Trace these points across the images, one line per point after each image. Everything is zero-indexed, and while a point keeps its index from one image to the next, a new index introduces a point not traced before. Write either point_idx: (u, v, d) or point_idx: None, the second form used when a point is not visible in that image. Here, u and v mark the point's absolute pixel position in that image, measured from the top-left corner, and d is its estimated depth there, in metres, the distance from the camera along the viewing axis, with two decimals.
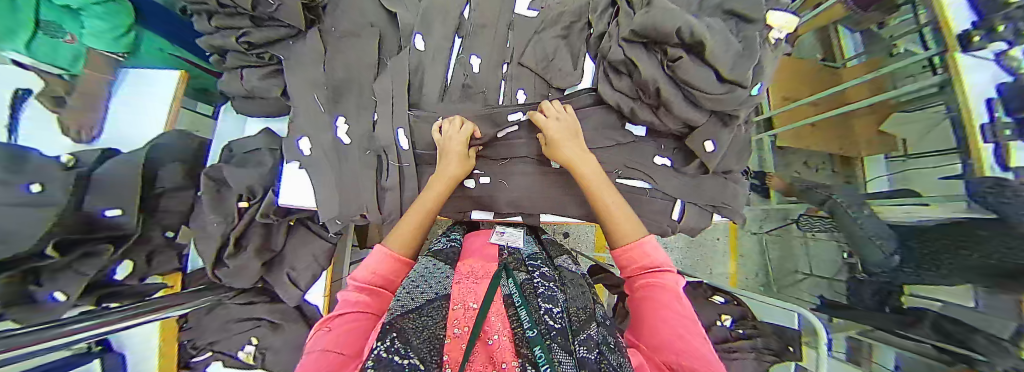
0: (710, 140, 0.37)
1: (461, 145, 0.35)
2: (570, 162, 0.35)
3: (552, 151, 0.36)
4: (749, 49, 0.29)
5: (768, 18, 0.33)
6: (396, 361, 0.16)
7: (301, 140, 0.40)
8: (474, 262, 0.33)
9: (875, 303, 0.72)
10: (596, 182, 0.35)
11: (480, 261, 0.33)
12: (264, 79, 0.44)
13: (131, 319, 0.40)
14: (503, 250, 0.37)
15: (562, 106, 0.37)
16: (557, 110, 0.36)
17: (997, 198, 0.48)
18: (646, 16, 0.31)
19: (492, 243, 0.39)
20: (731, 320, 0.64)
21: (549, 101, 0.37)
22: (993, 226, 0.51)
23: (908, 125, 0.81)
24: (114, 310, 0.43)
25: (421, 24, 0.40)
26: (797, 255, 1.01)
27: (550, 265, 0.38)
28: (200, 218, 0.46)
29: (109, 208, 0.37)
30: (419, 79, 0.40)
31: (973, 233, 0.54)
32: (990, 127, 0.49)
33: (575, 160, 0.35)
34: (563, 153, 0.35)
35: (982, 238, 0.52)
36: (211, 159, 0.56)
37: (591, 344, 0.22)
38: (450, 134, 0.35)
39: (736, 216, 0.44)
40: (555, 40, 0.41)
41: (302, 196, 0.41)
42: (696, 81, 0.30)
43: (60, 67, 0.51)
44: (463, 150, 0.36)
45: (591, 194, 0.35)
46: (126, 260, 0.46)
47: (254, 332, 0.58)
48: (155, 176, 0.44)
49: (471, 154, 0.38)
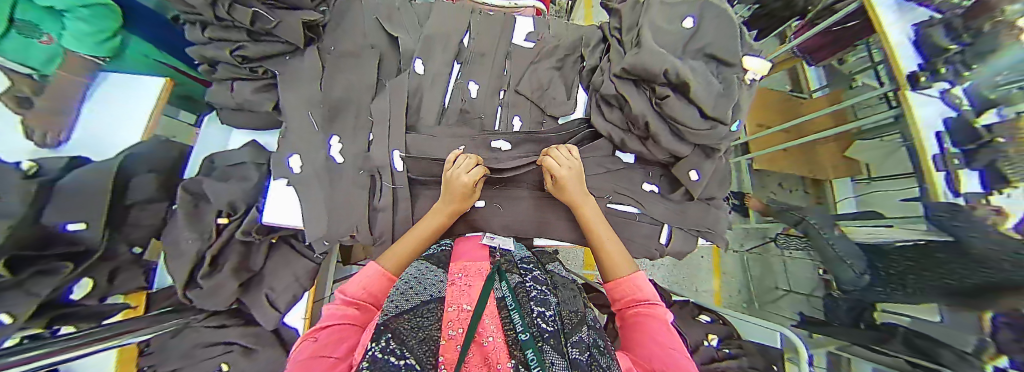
0: (694, 170, 0.40)
1: (467, 184, 0.35)
2: (575, 203, 0.38)
3: (560, 192, 0.38)
4: (729, 90, 0.33)
5: (744, 62, 0.37)
6: (392, 363, 0.17)
7: (292, 157, 0.38)
8: (465, 262, 0.32)
9: (849, 321, 0.76)
10: (591, 219, 0.38)
11: (470, 261, 0.33)
12: (256, 92, 0.43)
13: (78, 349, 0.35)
14: (494, 252, 0.36)
15: (569, 150, 0.37)
16: (567, 158, 0.36)
17: (949, 221, 0.54)
18: (635, 57, 0.33)
19: (485, 246, 0.38)
20: (717, 339, 0.66)
21: (557, 147, 0.38)
22: (948, 249, 0.57)
23: (870, 151, 0.85)
24: (62, 338, 0.38)
25: (422, 50, 0.41)
26: (776, 272, 1.03)
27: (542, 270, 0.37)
28: (174, 234, 0.43)
29: (73, 222, 0.34)
30: (418, 101, 0.41)
31: (937, 255, 0.58)
32: (941, 157, 0.54)
33: (580, 202, 0.38)
34: (569, 194, 0.37)
35: (945, 263, 0.57)
36: (187, 172, 0.53)
37: (583, 346, 0.22)
38: (458, 172, 0.35)
39: (719, 241, 0.46)
40: (550, 71, 0.44)
41: (288, 215, 0.39)
42: (683, 117, 0.33)
43: (30, 67, 0.47)
44: (467, 189, 0.35)
45: (588, 228, 0.38)
46: (85, 277, 0.42)
47: (224, 358, 0.53)
48: (127, 187, 0.42)
49: (476, 190, 0.38)
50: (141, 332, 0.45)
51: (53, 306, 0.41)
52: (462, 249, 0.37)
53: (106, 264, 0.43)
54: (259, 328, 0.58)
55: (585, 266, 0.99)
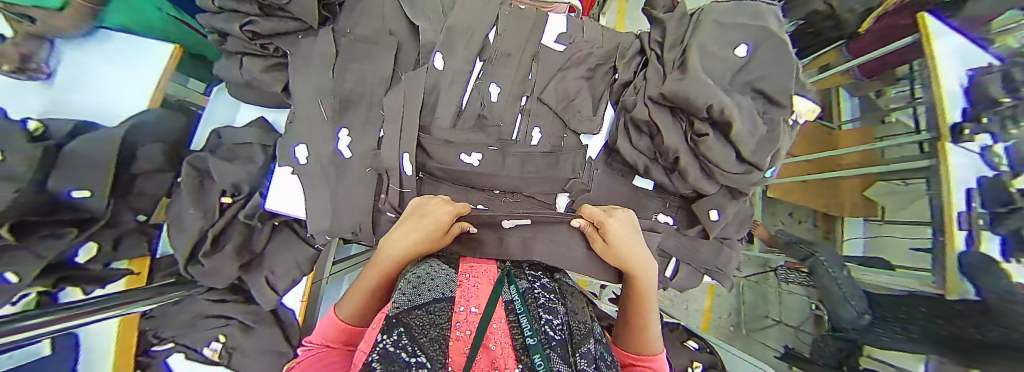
0: (715, 209, 0.38)
1: (445, 221, 0.30)
2: (629, 266, 0.31)
3: (613, 256, 0.32)
4: (773, 134, 0.30)
5: (794, 103, 0.34)
6: (403, 358, 0.16)
7: (298, 147, 0.38)
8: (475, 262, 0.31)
9: (834, 362, 0.75)
10: (649, 290, 0.33)
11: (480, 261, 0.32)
12: (266, 71, 0.42)
13: (79, 317, 0.38)
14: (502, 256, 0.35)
15: (609, 209, 0.35)
16: (609, 213, 0.33)
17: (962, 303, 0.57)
18: (677, 83, 0.30)
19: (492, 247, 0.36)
20: (701, 367, 0.71)
21: (591, 206, 0.35)
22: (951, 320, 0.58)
23: (894, 195, 0.78)
24: (76, 304, 0.40)
25: (444, 43, 0.38)
26: (771, 303, 1.01)
27: (550, 276, 0.35)
28: (176, 209, 0.43)
29: (75, 189, 0.34)
30: (433, 101, 0.38)
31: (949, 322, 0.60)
32: (967, 215, 0.60)
33: (636, 266, 0.31)
34: (623, 255, 0.31)
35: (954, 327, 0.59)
36: (194, 145, 0.54)
37: (591, 357, 0.21)
38: (439, 203, 0.31)
39: (726, 280, 0.46)
40: (579, 81, 0.41)
41: (293, 203, 0.40)
42: (717, 158, 0.31)
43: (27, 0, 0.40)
44: (445, 221, 0.30)
45: (637, 306, 0.33)
46: (90, 242, 0.43)
47: (223, 329, 0.58)
48: (133, 158, 0.42)
49: (450, 233, 0.32)
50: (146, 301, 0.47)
51: (59, 266, 0.41)
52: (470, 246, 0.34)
53: (112, 231, 0.44)
54: (256, 306, 0.60)
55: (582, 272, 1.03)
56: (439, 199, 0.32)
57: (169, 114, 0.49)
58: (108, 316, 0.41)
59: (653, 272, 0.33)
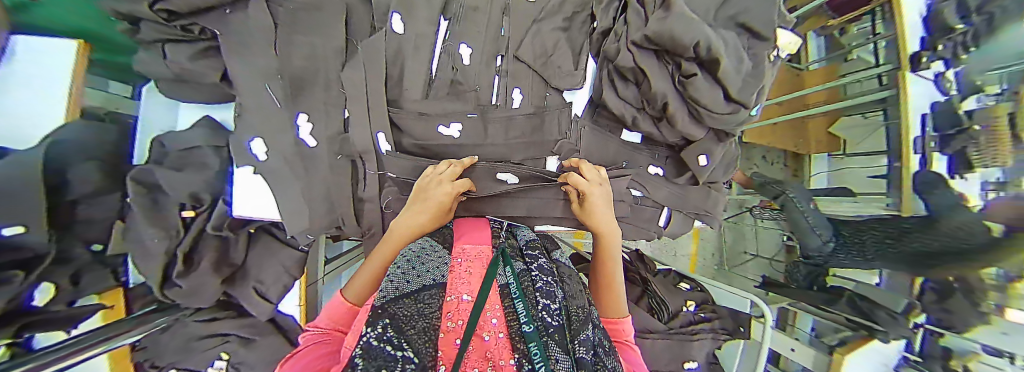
0: (704, 154, 0.39)
1: (446, 202, 0.30)
2: (597, 228, 0.32)
3: (588, 218, 0.33)
4: (758, 68, 0.30)
5: (778, 36, 0.34)
6: (387, 353, 0.13)
7: (254, 142, 0.33)
8: (469, 240, 0.29)
9: (806, 284, 0.88)
10: (612, 250, 0.33)
11: (476, 240, 0.30)
12: (195, 59, 0.36)
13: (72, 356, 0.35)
14: (499, 232, 0.33)
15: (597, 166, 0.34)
16: (595, 173, 0.32)
17: (923, 226, 0.66)
18: (660, 22, 0.28)
19: (488, 225, 0.34)
20: (695, 305, 0.76)
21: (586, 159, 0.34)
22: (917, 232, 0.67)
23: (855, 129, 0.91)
24: (53, 348, 0.37)
25: (400, 2, 0.33)
26: (747, 238, 1.13)
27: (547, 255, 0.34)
28: (132, 232, 0.39)
29: (6, 226, 0.30)
30: (397, 73, 0.35)
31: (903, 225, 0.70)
32: (921, 140, 0.71)
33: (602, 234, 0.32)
34: (594, 219, 0.32)
35: (909, 230, 0.69)
36: (137, 159, 0.48)
37: (590, 345, 0.20)
38: (435, 181, 0.30)
39: (714, 221, 0.48)
40: (556, 33, 0.38)
41: (259, 205, 0.37)
42: (706, 100, 0.30)
43: None
44: (445, 202, 0.30)
45: (604, 257, 0.33)
46: (45, 282, 0.39)
47: (224, 347, 0.56)
48: (63, 182, 0.36)
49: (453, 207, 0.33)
50: (138, 330, 0.45)
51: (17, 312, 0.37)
52: (463, 226, 0.32)
53: (64, 266, 0.40)
54: (253, 318, 0.58)
55: (575, 235, 1.05)
56: (436, 177, 0.30)
57: (96, 125, 0.42)
58: (94, 354, 0.38)
59: (618, 234, 0.33)
